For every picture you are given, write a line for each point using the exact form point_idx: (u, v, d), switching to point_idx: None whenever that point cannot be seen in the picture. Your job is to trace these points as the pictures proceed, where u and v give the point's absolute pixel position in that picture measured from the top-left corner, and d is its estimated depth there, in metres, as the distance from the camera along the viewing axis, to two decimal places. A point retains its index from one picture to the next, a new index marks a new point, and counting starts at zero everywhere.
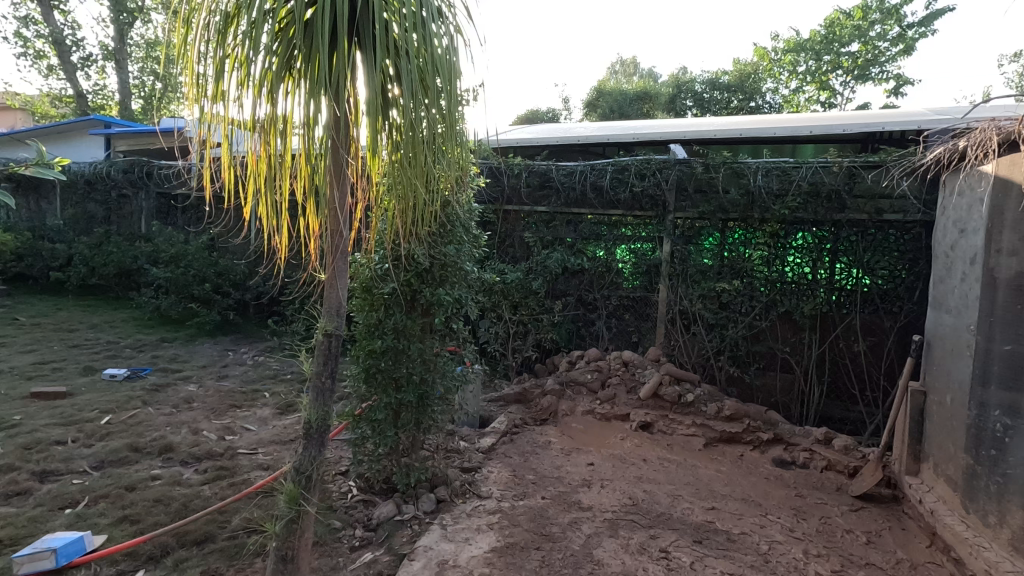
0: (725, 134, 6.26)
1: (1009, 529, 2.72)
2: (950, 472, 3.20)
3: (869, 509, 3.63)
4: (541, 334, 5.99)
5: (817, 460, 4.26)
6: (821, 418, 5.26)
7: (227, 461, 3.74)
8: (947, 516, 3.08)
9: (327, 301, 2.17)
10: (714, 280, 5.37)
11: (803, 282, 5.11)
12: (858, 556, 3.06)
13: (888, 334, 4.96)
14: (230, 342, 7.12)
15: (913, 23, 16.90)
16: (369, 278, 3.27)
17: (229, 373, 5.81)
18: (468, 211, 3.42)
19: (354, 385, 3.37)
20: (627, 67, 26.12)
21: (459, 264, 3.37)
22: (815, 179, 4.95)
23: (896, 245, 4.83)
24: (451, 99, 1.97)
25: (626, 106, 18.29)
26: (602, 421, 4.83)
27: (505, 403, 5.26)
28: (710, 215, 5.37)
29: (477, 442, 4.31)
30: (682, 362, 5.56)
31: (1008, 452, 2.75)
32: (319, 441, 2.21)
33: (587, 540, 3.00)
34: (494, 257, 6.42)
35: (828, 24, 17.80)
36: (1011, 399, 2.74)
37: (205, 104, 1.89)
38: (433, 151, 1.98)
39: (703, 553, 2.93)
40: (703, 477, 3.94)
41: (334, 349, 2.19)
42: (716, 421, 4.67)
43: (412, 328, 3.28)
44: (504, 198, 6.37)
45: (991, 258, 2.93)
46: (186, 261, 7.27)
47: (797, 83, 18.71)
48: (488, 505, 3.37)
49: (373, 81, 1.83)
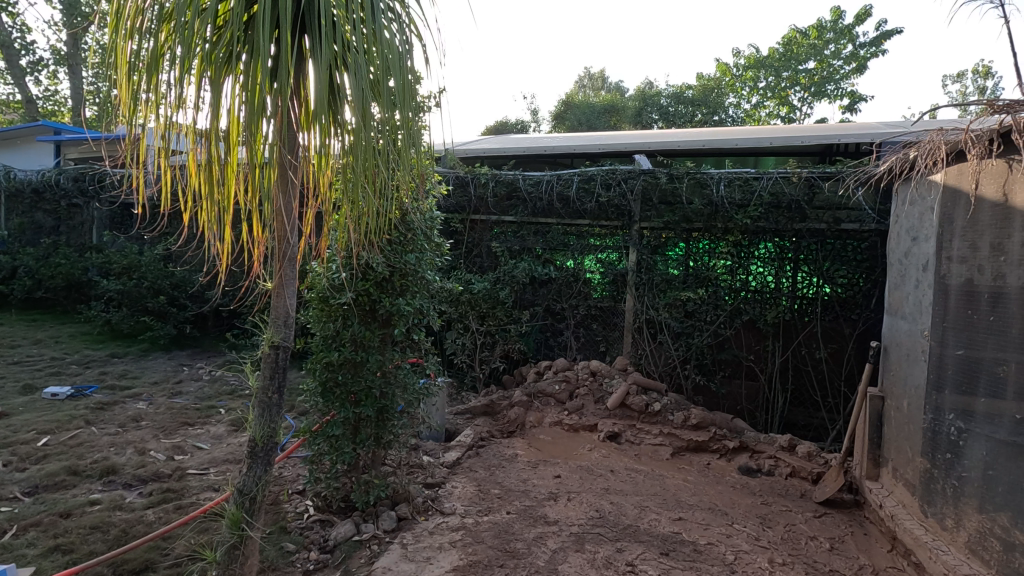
0: (688, 145, 6.37)
1: (965, 532, 2.72)
2: (908, 476, 3.25)
3: (832, 515, 3.66)
4: (509, 345, 5.93)
5: (782, 467, 4.29)
6: (785, 425, 5.34)
7: (175, 482, 3.54)
8: (907, 521, 3.11)
9: (274, 311, 2.06)
10: (679, 288, 5.41)
11: (765, 290, 5.20)
12: (822, 563, 3.07)
13: (848, 341, 5.06)
14: (185, 356, 6.83)
15: (864, 43, 17.77)
16: (326, 288, 3.14)
17: (183, 389, 5.55)
18: (430, 219, 3.32)
19: (312, 400, 3.25)
20: (596, 81, 26.45)
21: (420, 273, 3.26)
22: (775, 189, 5.05)
23: (854, 254, 4.96)
24: (403, 96, 1.91)
25: (594, 119, 19.19)
26: (570, 432, 4.78)
27: (471, 416, 5.15)
28: (674, 225, 5.42)
29: (441, 456, 4.20)
30: (649, 371, 5.57)
31: (962, 455, 2.77)
32: (266, 460, 2.10)
33: (552, 556, 2.92)
34: (460, 267, 6.35)
35: (786, 43, 18.57)
36: (964, 402, 2.77)
37: (139, 104, 1.79)
38: (388, 155, 1.93)
39: (670, 566, 2.88)
40: (670, 487, 3.91)
41: (281, 360, 2.08)
42: (684, 430, 4.68)
43: (370, 339, 3.17)
44: (470, 207, 6.31)
45: (943, 266, 3.01)
46: (139, 273, 6.96)
47: (757, 98, 19.22)
48: (451, 522, 3.26)
49: (320, 77, 1.76)
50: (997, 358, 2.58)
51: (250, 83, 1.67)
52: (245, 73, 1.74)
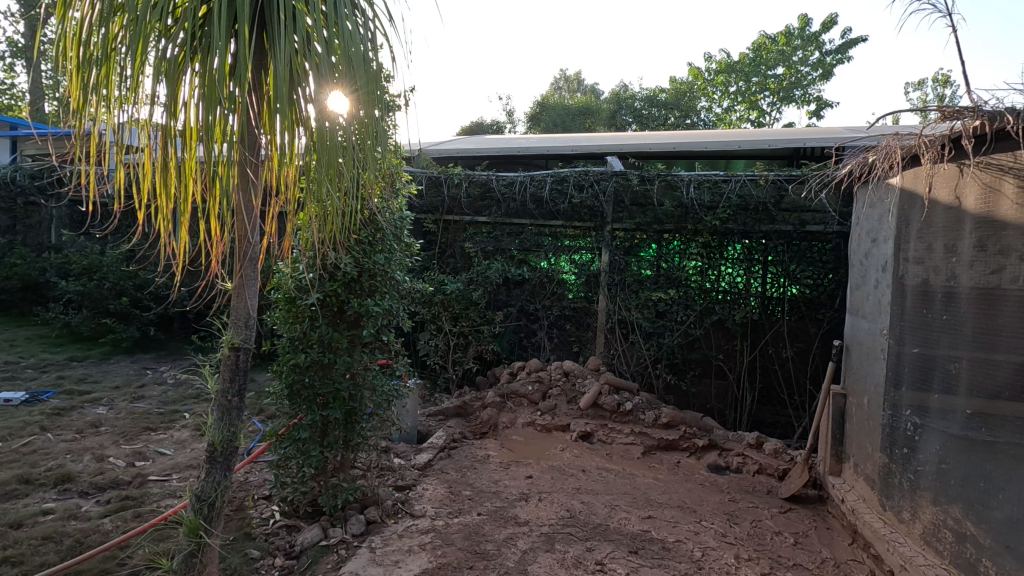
0: (659, 147, 6.46)
1: (921, 524, 2.81)
2: (868, 471, 3.34)
3: (797, 510, 3.74)
4: (482, 346, 5.91)
5: (750, 464, 4.37)
6: (754, 423, 5.45)
7: (135, 490, 3.43)
8: (867, 515, 3.20)
9: (234, 312, 2.01)
10: (651, 289, 5.47)
11: (734, 291, 5.30)
12: (786, 557, 3.13)
13: (813, 340, 5.19)
14: (149, 359, 6.63)
15: (830, 50, 18.27)
16: (293, 288, 3.07)
17: (146, 393, 5.38)
18: (399, 218, 3.29)
19: (278, 403, 3.18)
20: (572, 83, 26.59)
21: (389, 273, 3.23)
22: (743, 192, 5.15)
23: (818, 255, 5.08)
24: (367, 92, 1.88)
25: (569, 120, 19.31)
26: (543, 432, 4.79)
27: (444, 418, 5.12)
28: (646, 227, 5.48)
29: (413, 458, 4.16)
30: (621, 371, 5.62)
31: (918, 450, 2.86)
32: (225, 465, 2.06)
33: (522, 556, 2.92)
34: (433, 268, 6.30)
35: (756, 48, 18.98)
36: (919, 399, 2.86)
37: (89, 98, 1.72)
38: (353, 152, 1.90)
39: (639, 564, 2.90)
40: (641, 486, 3.94)
41: (242, 362, 2.04)
42: (654, 429, 4.74)
43: (339, 340, 3.12)
44: (444, 207, 6.27)
45: (901, 266, 3.10)
46: (101, 274, 6.74)
47: (728, 102, 19.56)
48: (421, 525, 3.23)
49: (281, 73, 1.72)
50: (950, 356, 2.66)
51: (206, 77, 1.62)
52: (202, 67, 1.69)
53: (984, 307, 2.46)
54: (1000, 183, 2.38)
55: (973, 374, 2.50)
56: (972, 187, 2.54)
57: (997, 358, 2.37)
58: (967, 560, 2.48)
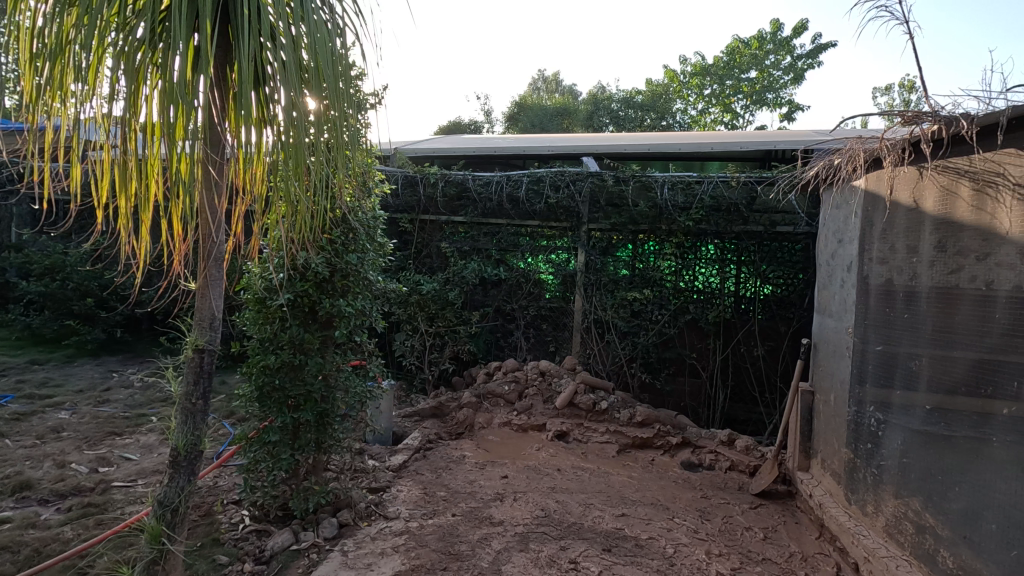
0: (634, 148, 6.52)
1: (883, 517, 2.89)
2: (835, 467, 3.42)
3: (767, 505, 3.81)
4: (458, 346, 5.88)
5: (722, 461, 4.44)
6: (727, 420, 5.54)
7: (98, 496, 3.33)
8: (833, 509, 3.28)
9: (199, 313, 1.97)
10: (626, 289, 5.52)
11: (707, 291, 5.38)
12: (756, 552, 3.19)
13: (783, 338, 5.30)
14: (115, 362, 6.45)
15: (801, 55, 18.66)
16: (263, 289, 3.01)
17: (112, 397, 5.24)
18: (373, 218, 3.25)
19: (247, 405, 3.12)
20: (550, 84, 26.65)
21: (362, 273, 3.19)
22: (716, 193, 5.22)
23: (788, 255, 5.19)
24: (335, 91, 1.86)
25: (547, 121, 19.37)
26: (519, 432, 4.80)
27: (420, 419, 5.09)
28: (621, 227, 5.53)
29: (388, 460, 4.12)
30: (597, 370, 5.65)
31: (881, 445, 2.94)
32: (189, 470, 2.02)
33: (496, 556, 2.92)
34: (409, 268, 6.25)
35: (729, 52, 19.29)
36: (882, 395, 2.94)
37: (43, 92, 1.66)
38: (321, 150, 1.88)
39: (611, 562, 2.93)
40: (615, 484, 3.97)
41: (206, 364, 2.00)
42: (629, 427, 4.78)
43: (310, 341, 3.07)
44: (420, 207, 6.23)
45: (865, 266, 3.18)
46: (64, 275, 6.53)
47: (703, 105, 19.86)
48: (395, 527, 3.20)
49: (245, 69, 1.69)
50: (911, 354, 2.74)
51: (165, 73, 1.58)
52: (162, 63, 1.64)
53: (942, 305, 2.54)
54: (957, 186, 2.46)
55: (933, 371, 2.58)
56: (931, 190, 2.62)
57: (954, 355, 2.45)
58: (927, 551, 2.55)
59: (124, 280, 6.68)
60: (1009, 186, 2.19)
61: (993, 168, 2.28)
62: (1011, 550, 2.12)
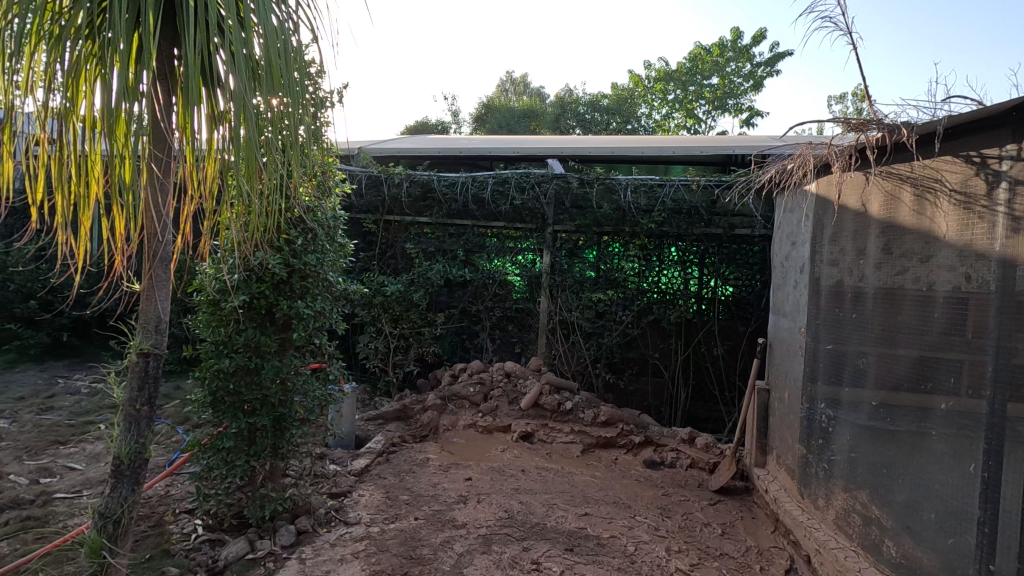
0: (599, 151, 6.59)
1: (833, 510, 2.99)
2: (789, 462, 3.53)
3: (725, 501, 3.90)
4: (423, 348, 5.83)
5: (683, 459, 4.52)
6: (688, 419, 5.65)
7: (39, 509, 3.16)
8: (787, 503, 3.38)
9: (144, 316, 1.93)
10: (591, 290, 5.57)
11: (669, 292, 5.48)
12: (714, 547, 3.26)
13: (741, 338, 5.44)
14: (61, 367, 6.14)
15: (760, 63, 19.21)
16: (216, 290, 2.92)
17: (56, 404, 4.99)
18: (333, 218, 3.19)
19: (199, 411, 3.02)
20: (518, 86, 26.72)
21: (322, 275, 3.13)
22: (677, 197, 5.33)
23: (747, 257, 5.33)
24: (290, 88, 1.81)
25: (514, 122, 19.39)
26: (483, 433, 4.79)
27: (384, 422, 5.02)
28: (586, 229, 5.59)
29: (349, 465, 4.05)
30: (562, 370, 5.69)
31: (831, 440, 3.05)
32: (134, 479, 2.01)
33: (458, 559, 2.90)
34: (373, 269, 6.15)
35: (692, 58, 19.71)
36: (833, 392, 3.05)
37: None
38: (273, 149, 1.83)
39: (573, 561, 2.95)
40: (579, 484, 4.00)
41: (152, 368, 1.97)
42: (593, 427, 4.83)
43: (267, 344, 2.99)
44: (384, 207, 6.15)
45: (817, 268, 3.29)
46: (5, 275, 6.22)
47: (666, 110, 20.24)
48: (356, 532, 3.15)
49: (191, 64, 1.62)
50: (859, 352, 2.84)
51: (103, 66, 1.51)
52: (100, 54, 1.56)
53: (887, 305, 2.64)
54: (899, 191, 2.58)
55: (879, 368, 2.68)
56: (876, 195, 2.74)
57: (898, 353, 2.56)
58: (873, 542, 2.66)
59: (63, 281, 6.27)
60: (947, 192, 2.30)
61: (932, 175, 2.39)
62: (949, 538, 2.23)
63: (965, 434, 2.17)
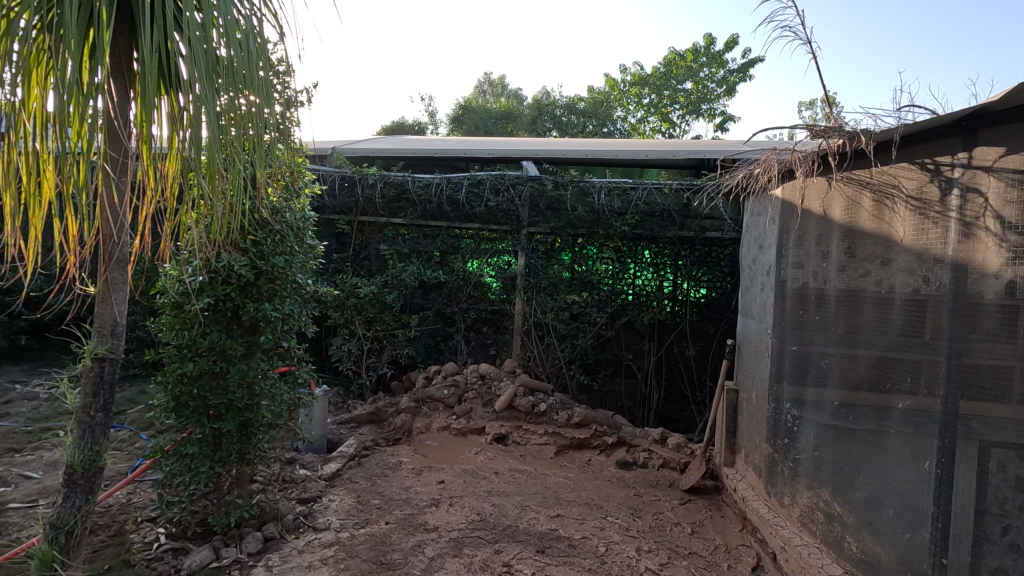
0: (574, 154, 6.62)
1: (798, 508, 3.05)
2: (757, 461, 3.59)
3: (695, 501, 3.96)
4: (397, 350, 5.78)
5: (654, 459, 4.57)
6: (660, 419, 5.72)
7: None
8: (755, 501, 3.44)
9: (100, 320, 1.97)
10: (566, 292, 5.60)
11: (642, 294, 5.55)
12: (683, 546, 3.31)
13: (712, 339, 5.53)
14: (18, 372, 5.91)
15: (733, 69, 19.57)
16: (179, 292, 2.85)
17: (12, 410, 4.80)
18: (302, 218, 3.14)
19: (162, 416, 2.94)
20: (495, 87, 26.72)
21: (290, 277, 3.08)
22: (650, 199, 5.39)
23: (718, 259, 5.43)
24: (248, 87, 1.76)
25: (491, 124, 19.36)
26: (457, 436, 4.78)
27: (356, 425, 4.97)
28: (561, 231, 5.62)
29: (320, 469, 3.99)
30: (537, 372, 5.70)
31: (796, 440, 3.11)
32: (86, 489, 2.10)
33: (429, 563, 2.88)
34: (346, 271, 6.07)
35: (667, 63, 19.98)
36: (798, 392, 3.11)
37: None
38: (233, 153, 1.78)
39: (544, 563, 2.95)
40: (552, 485, 4.02)
41: (107, 374, 2.02)
42: (567, 428, 4.84)
43: (233, 347, 2.93)
44: (358, 208, 6.08)
45: (783, 271, 3.36)
46: None
47: (642, 114, 20.48)
48: (325, 538, 3.10)
49: (147, 62, 1.58)
50: (822, 352, 2.91)
51: (54, 65, 1.46)
52: (51, 52, 1.51)
53: (848, 308, 2.71)
54: (860, 197, 2.65)
55: (840, 368, 2.75)
56: (837, 200, 2.81)
57: (859, 353, 2.63)
58: (835, 538, 2.72)
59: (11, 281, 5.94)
60: (904, 197, 2.38)
61: (890, 181, 2.47)
62: (905, 534, 2.30)
63: (921, 432, 2.24)
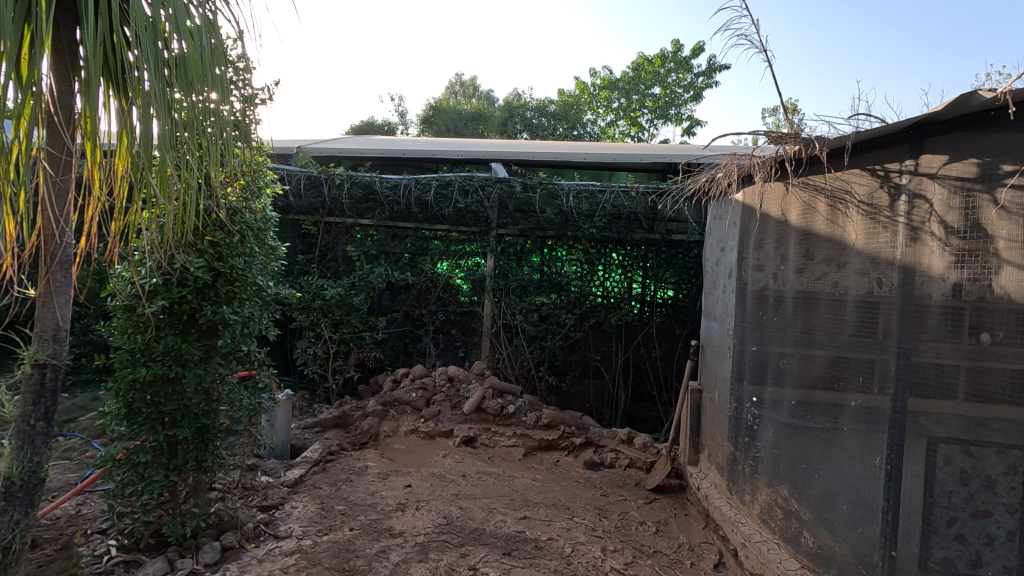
0: (543, 156, 6.65)
1: (758, 505, 3.13)
2: (719, 460, 3.66)
3: (660, 500, 4.01)
4: (364, 353, 5.69)
5: (621, 459, 4.62)
6: (628, 419, 5.80)
7: None
8: (717, 499, 3.51)
9: (41, 324, 1.90)
10: (534, 293, 5.61)
11: (610, 295, 5.61)
12: (648, 545, 3.35)
13: (678, 340, 5.63)
14: None
15: (700, 75, 19.95)
16: (130, 295, 2.74)
17: None
18: (263, 219, 3.06)
19: (113, 424, 2.83)
20: (466, 87, 26.61)
21: (250, 279, 3.00)
22: (617, 202, 5.45)
23: (683, 261, 5.52)
24: (204, 83, 1.71)
25: (462, 125, 19.26)
26: (425, 439, 4.73)
27: (321, 429, 4.88)
28: (529, 233, 5.63)
29: (283, 475, 3.89)
30: (505, 373, 5.70)
31: (757, 438, 3.18)
32: (26, 501, 2.02)
33: (394, 569, 2.85)
34: (312, 273, 5.95)
35: (636, 67, 20.23)
36: (758, 391, 3.18)
37: None
38: (185, 151, 1.72)
39: (510, 565, 2.95)
40: (519, 487, 4.02)
41: (49, 381, 1.93)
42: (535, 429, 4.85)
43: (189, 351, 2.84)
44: (324, 209, 5.97)
45: (743, 272, 3.43)
46: None
47: (611, 118, 20.70)
48: (286, 546, 3.03)
49: (90, 57, 1.51)
50: (781, 352, 2.99)
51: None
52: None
53: (805, 309, 2.79)
54: (815, 201, 2.73)
55: (798, 368, 2.83)
56: (795, 204, 2.89)
57: (815, 353, 2.70)
58: (792, 533, 2.80)
59: None
60: (856, 202, 2.46)
61: (843, 186, 2.55)
62: (858, 528, 2.37)
63: (873, 429, 2.32)
